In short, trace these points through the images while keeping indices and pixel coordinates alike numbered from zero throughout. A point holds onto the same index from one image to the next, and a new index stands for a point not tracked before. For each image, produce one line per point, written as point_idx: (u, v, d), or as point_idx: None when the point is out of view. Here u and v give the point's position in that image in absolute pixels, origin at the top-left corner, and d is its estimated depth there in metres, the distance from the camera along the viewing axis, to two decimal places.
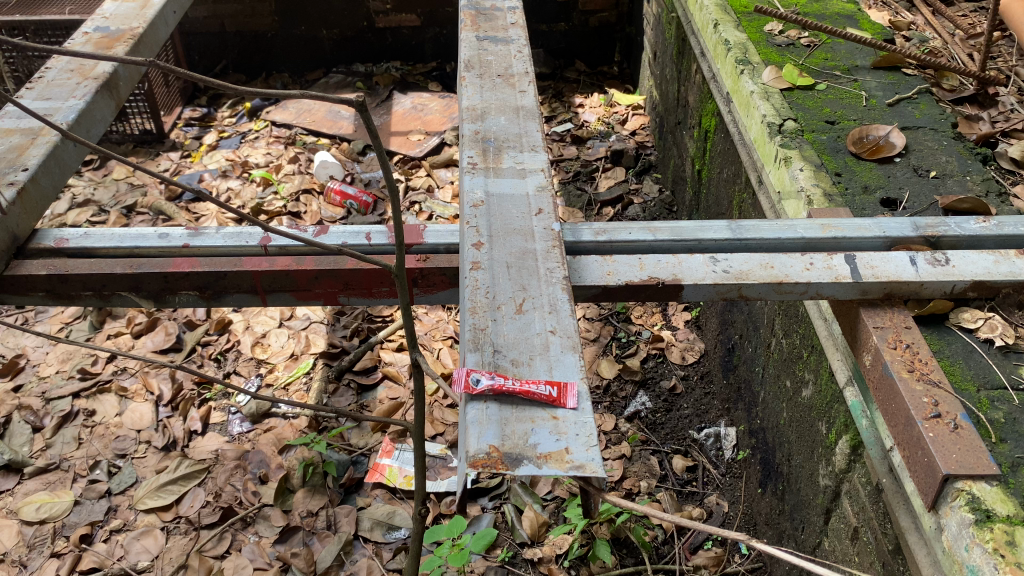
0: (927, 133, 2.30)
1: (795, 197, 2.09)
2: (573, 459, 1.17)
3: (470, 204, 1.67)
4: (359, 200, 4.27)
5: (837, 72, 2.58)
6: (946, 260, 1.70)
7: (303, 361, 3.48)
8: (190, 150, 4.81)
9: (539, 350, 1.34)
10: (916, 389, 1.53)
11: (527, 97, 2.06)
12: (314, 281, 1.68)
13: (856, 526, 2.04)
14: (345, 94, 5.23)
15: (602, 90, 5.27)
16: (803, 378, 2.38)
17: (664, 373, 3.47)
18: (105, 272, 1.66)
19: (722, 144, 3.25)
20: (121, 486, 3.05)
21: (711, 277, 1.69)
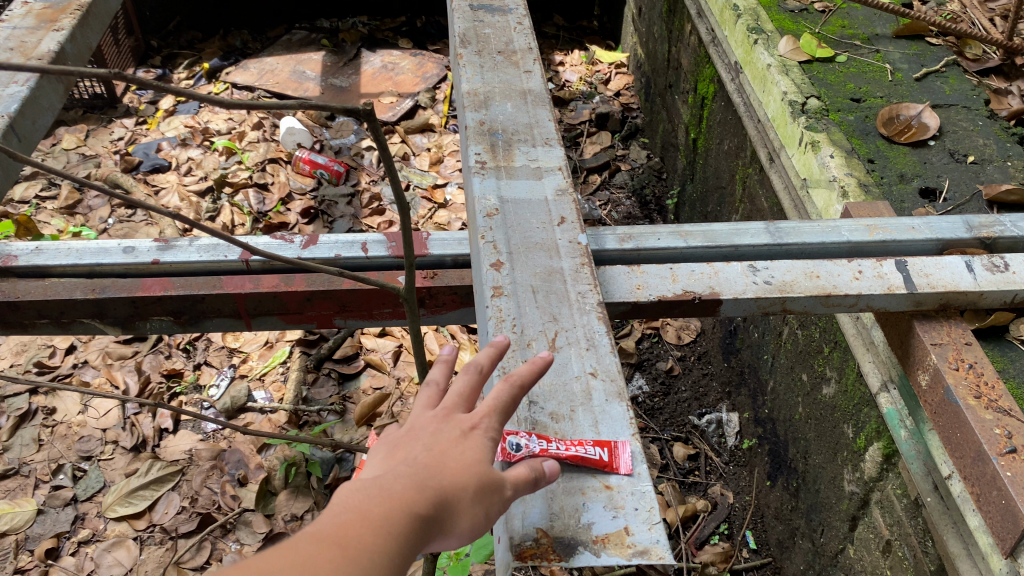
0: (959, 112, 2.14)
1: (825, 186, 1.91)
2: (635, 542, 1.00)
3: (483, 213, 1.46)
4: (330, 169, 4.00)
5: (857, 41, 2.40)
6: (1005, 265, 1.55)
7: (279, 349, 3.27)
8: (146, 116, 4.48)
9: (580, 398, 1.17)
10: (987, 418, 1.38)
11: (533, 79, 1.86)
12: (306, 302, 1.48)
13: (889, 539, 1.93)
14: (309, 52, 4.90)
15: (581, 46, 5.02)
16: (823, 374, 2.24)
17: (661, 354, 3.29)
18: (63, 298, 1.43)
19: (722, 113, 3.06)
20: (88, 492, 2.84)
21: (752, 290, 1.50)
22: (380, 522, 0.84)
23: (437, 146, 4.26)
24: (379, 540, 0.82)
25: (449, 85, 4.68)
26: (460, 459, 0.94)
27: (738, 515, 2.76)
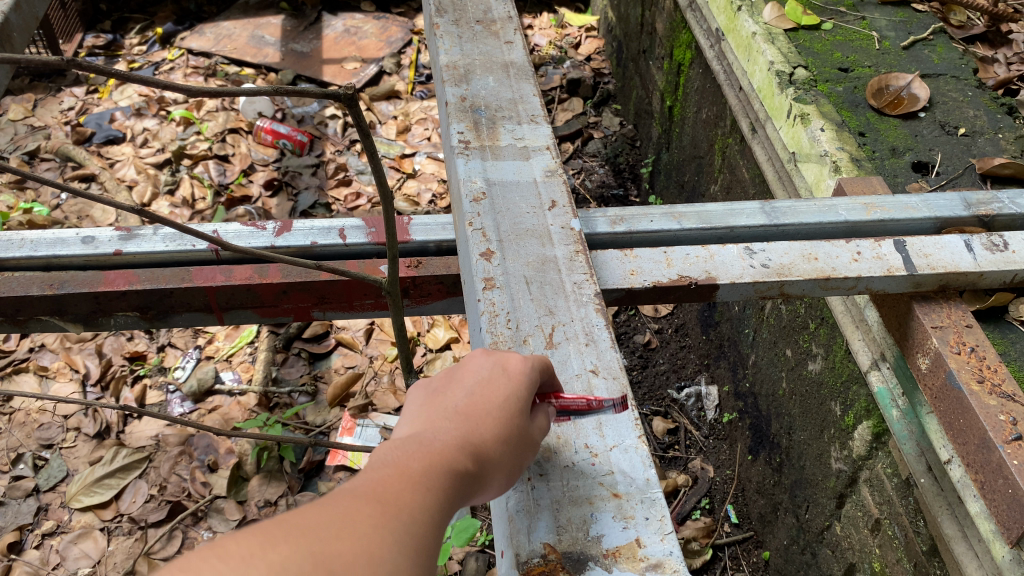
0: (948, 81, 2.10)
1: (816, 161, 1.86)
2: (648, 555, 0.94)
3: (470, 197, 1.38)
4: (293, 139, 3.86)
5: (841, 8, 2.35)
6: (1005, 244, 1.51)
7: (246, 329, 3.16)
8: (97, 84, 4.28)
9: (582, 399, 1.10)
10: (991, 404, 1.34)
11: (514, 50, 1.77)
12: (282, 295, 1.39)
13: (877, 517, 1.91)
14: (268, 15, 4.71)
15: (550, 9, 4.90)
16: (809, 351, 2.21)
17: (638, 327, 3.26)
18: (18, 295, 1.33)
19: (700, 81, 2.98)
20: (51, 482, 2.73)
21: (749, 274, 1.44)
22: (419, 468, 0.84)
23: (404, 114, 4.13)
24: (423, 483, 0.82)
25: (414, 50, 4.53)
26: (497, 404, 0.95)
27: (720, 489, 2.74)
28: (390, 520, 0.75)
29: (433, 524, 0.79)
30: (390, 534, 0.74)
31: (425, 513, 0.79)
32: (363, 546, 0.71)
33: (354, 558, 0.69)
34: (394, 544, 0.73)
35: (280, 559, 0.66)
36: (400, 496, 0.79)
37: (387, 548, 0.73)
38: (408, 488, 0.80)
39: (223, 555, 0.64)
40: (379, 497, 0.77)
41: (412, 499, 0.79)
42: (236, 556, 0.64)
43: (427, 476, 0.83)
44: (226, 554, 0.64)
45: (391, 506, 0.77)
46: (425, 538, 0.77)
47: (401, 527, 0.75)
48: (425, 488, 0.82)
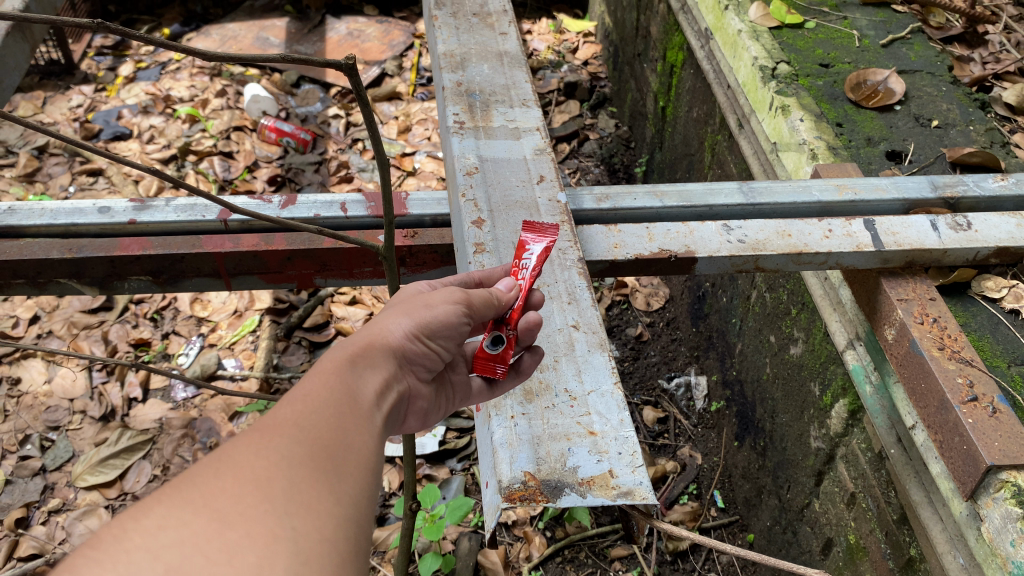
0: (924, 77, 2.21)
1: (795, 149, 1.96)
2: (619, 484, 1.03)
3: (463, 171, 1.47)
4: (296, 137, 3.95)
5: (825, 8, 2.46)
6: (968, 224, 1.59)
7: (248, 319, 3.20)
8: (105, 83, 4.37)
9: (563, 349, 1.19)
10: (949, 368, 1.43)
11: (508, 41, 1.87)
12: (286, 262, 1.49)
13: (853, 491, 2.00)
14: (273, 18, 4.80)
15: (549, 15, 5.01)
16: (791, 336, 2.30)
17: (630, 320, 3.33)
18: (39, 258, 1.43)
19: (691, 81, 3.07)
20: (57, 462, 2.76)
21: (726, 248, 1.53)
22: (311, 385, 0.84)
23: (405, 114, 4.22)
24: (314, 395, 0.82)
25: (416, 53, 4.63)
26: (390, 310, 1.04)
27: (707, 475, 2.80)
28: (277, 440, 0.74)
29: (331, 431, 0.79)
30: (279, 452, 0.73)
31: (317, 421, 0.79)
32: (252, 474, 0.70)
33: (240, 487, 0.68)
34: (285, 459, 0.73)
35: (175, 519, 0.64)
36: (289, 413, 0.78)
37: (276, 467, 0.72)
38: (300, 403, 0.80)
39: (125, 534, 0.62)
40: (268, 424, 0.76)
41: (301, 414, 0.79)
42: (139, 531, 0.62)
43: (319, 387, 0.84)
44: (125, 535, 0.62)
45: (277, 427, 0.76)
46: (323, 445, 0.77)
47: (291, 443, 0.75)
48: (318, 401, 0.82)
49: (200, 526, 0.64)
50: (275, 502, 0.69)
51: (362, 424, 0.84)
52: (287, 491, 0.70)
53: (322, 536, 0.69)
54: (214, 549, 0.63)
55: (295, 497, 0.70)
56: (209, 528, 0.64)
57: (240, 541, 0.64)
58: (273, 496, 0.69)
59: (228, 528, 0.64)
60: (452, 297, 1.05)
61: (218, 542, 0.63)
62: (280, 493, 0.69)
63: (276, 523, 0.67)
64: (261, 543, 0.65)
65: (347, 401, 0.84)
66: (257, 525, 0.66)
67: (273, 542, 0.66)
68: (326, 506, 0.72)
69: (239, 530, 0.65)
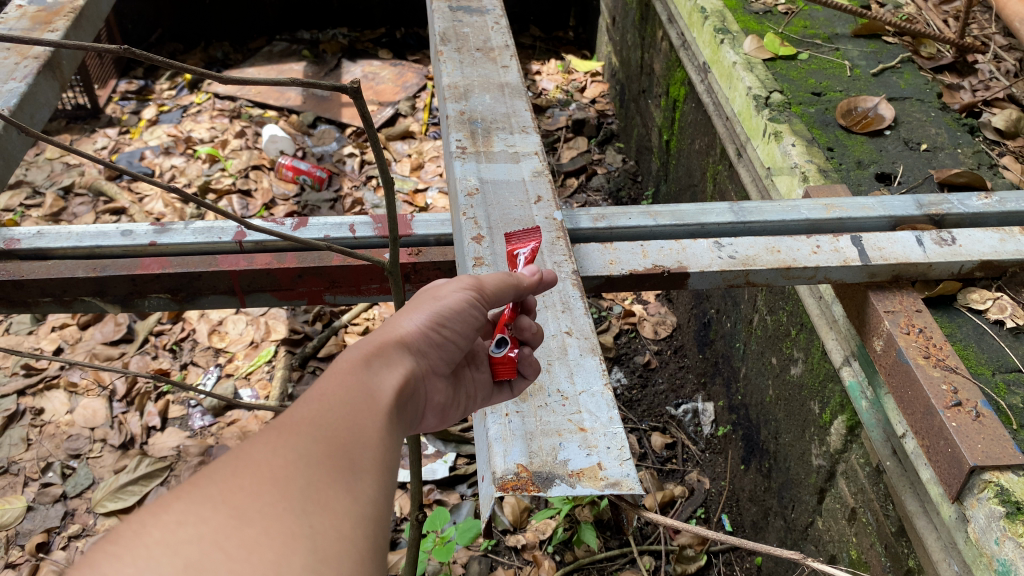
0: (913, 104, 2.31)
1: (788, 173, 2.04)
2: (607, 475, 1.08)
3: (465, 192, 1.56)
4: (313, 175, 4.07)
5: (818, 40, 2.57)
6: (952, 239, 1.65)
7: (264, 349, 3.26)
8: (129, 126, 4.52)
9: (556, 353, 1.26)
10: (934, 375, 1.48)
11: (510, 72, 1.96)
12: (297, 279, 1.58)
13: (854, 506, 2.03)
14: (290, 62, 4.94)
15: (558, 56, 5.16)
16: (791, 356, 2.35)
17: (638, 348, 3.36)
18: (65, 277, 1.52)
19: (693, 114, 3.15)
20: (77, 489, 2.79)
21: (717, 264, 1.59)
22: (327, 385, 0.84)
23: (418, 152, 4.34)
24: (330, 392, 0.83)
25: (428, 94, 4.76)
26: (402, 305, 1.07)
27: (714, 500, 2.81)
28: (295, 440, 0.74)
29: (349, 429, 0.79)
30: (297, 451, 0.73)
31: (336, 420, 0.79)
32: (270, 473, 0.70)
33: (259, 485, 0.68)
34: (303, 458, 0.73)
35: (194, 516, 0.64)
36: (307, 411, 0.78)
37: (294, 466, 0.72)
38: (317, 402, 0.80)
39: (145, 529, 0.62)
40: (286, 423, 0.76)
41: (319, 412, 0.79)
42: (158, 527, 0.62)
43: (337, 384, 0.84)
44: (144, 531, 0.62)
45: (295, 426, 0.76)
46: (341, 443, 0.77)
47: (309, 442, 0.75)
48: (336, 400, 0.82)
49: (218, 523, 0.64)
50: (292, 500, 0.68)
51: (381, 421, 0.84)
52: (305, 489, 0.70)
53: (340, 534, 0.69)
54: (232, 546, 0.63)
55: (312, 495, 0.70)
56: (227, 525, 0.64)
57: (258, 538, 0.64)
58: (290, 494, 0.69)
59: (245, 526, 0.64)
60: (460, 287, 1.09)
61: (237, 539, 0.63)
62: (298, 491, 0.69)
63: (294, 522, 0.67)
64: (279, 541, 0.65)
65: (365, 398, 0.85)
66: (275, 523, 0.66)
67: (291, 540, 0.65)
68: (344, 504, 0.72)
69: (257, 527, 0.65)
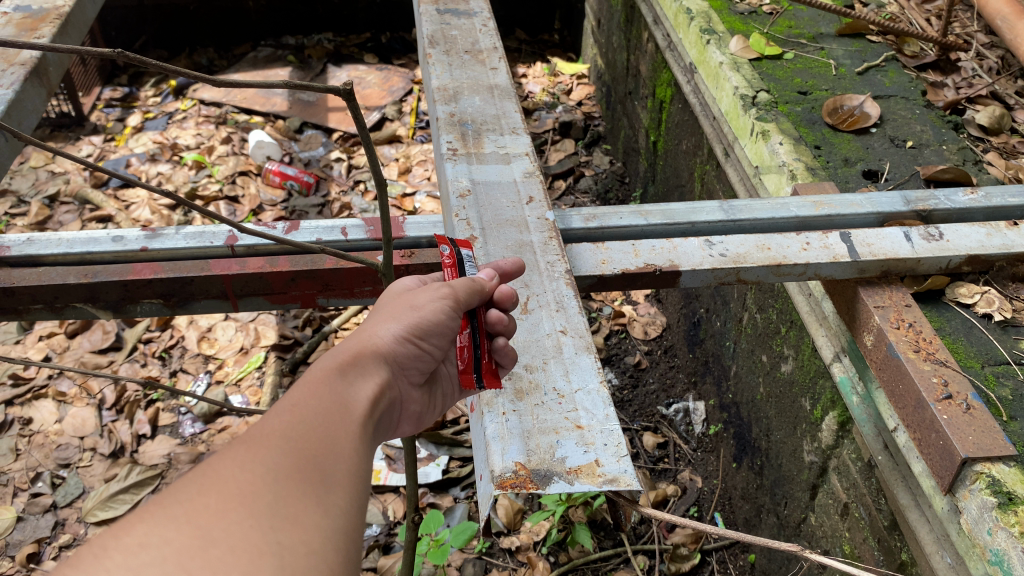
0: (898, 102, 2.33)
1: (776, 171, 2.07)
2: (605, 472, 1.09)
3: (456, 193, 1.56)
4: (300, 180, 4.05)
5: (803, 40, 2.60)
6: (940, 234, 1.66)
7: (254, 355, 3.25)
8: (114, 133, 4.49)
9: (552, 352, 1.27)
10: (925, 369, 1.49)
11: (499, 74, 1.97)
12: (290, 283, 1.58)
13: (846, 502, 2.04)
14: (276, 68, 4.92)
15: (543, 59, 5.18)
16: (782, 353, 2.37)
17: (628, 349, 3.37)
18: (57, 283, 1.51)
19: (679, 115, 3.16)
20: (68, 498, 2.76)
21: (708, 262, 1.60)
22: (297, 393, 0.84)
23: (405, 156, 4.33)
24: (303, 404, 0.82)
25: (415, 98, 4.75)
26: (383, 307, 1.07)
27: (707, 498, 2.82)
28: (264, 452, 0.73)
29: (319, 440, 0.78)
30: (265, 465, 0.72)
31: (307, 430, 0.79)
32: (236, 489, 0.69)
33: (224, 503, 0.67)
34: (271, 472, 0.72)
35: (157, 537, 0.63)
36: (277, 423, 0.77)
37: (262, 480, 0.71)
38: (289, 412, 0.79)
39: (105, 553, 0.61)
40: (255, 436, 0.75)
41: (289, 424, 0.78)
42: (120, 550, 0.61)
43: (311, 393, 0.84)
44: (105, 554, 0.61)
45: (264, 438, 0.75)
46: (312, 454, 0.76)
47: (278, 455, 0.74)
48: (307, 409, 0.81)
49: (183, 543, 0.63)
50: (259, 516, 0.67)
51: (355, 429, 0.84)
52: (273, 504, 0.69)
53: (310, 550, 0.68)
54: (196, 566, 0.62)
55: (281, 510, 0.69)
56: (191, 545, 0.63)
57: (223, 558, 0.63)
58: (258, 510, 0.68)
59: (211, 545, 0.63)
60: (438, 295, 1.09)
61: (201, 560, 0.62)
62: (265, 507, 0.68)
63: (261, 539, 0.66)
64: (244, 558, 0.64)
65: (338, 407, 0.84)
66: (241, 540, 0.65)
67: (257, 557, 0.64)
68: (314, 518, 0.71)
69: (222, 546, 0.64)
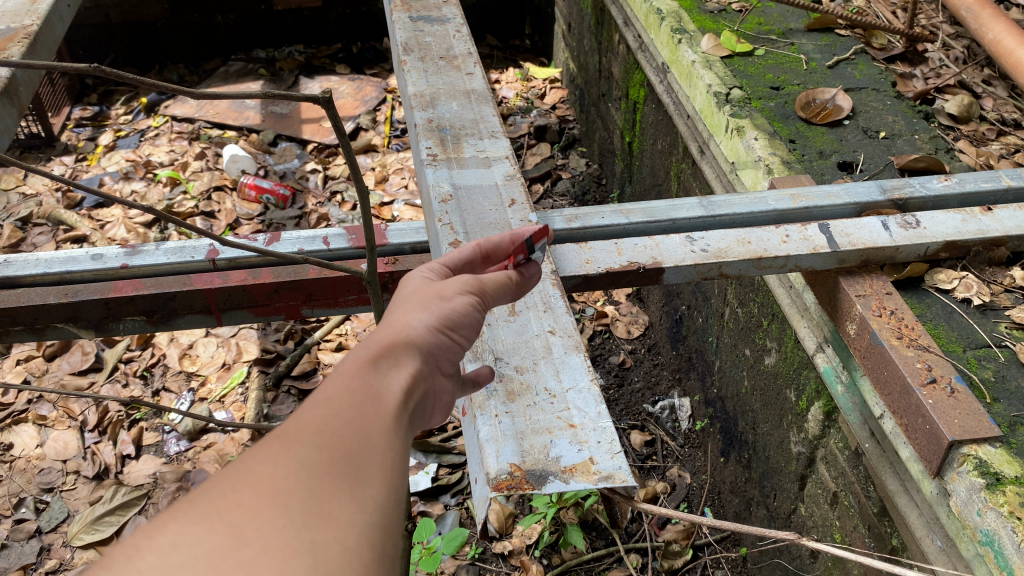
0: (869, 94, 2.36)
1: (752, 167, 2.09)
2: (600, 469, 1.09)
3: (438, 199, 1.56)
4: (276, 193, 4.03)
5: (772, 36, 2.63)
6: (917, 222, 1.69)
7: (236, 371, 3.22)
8: (85, 153, 4.44)
9: (541, 352, 1.27)
10: (909, 355, 1.51)
11: (475, 79, 1.97)
12: (274, 294, 1.58)
13: (835, 491, 2.06)
14: (247, 81, 4.89)
15: (515, 64, 5.20)
16: (765, 347, 2.39)
17: (612, 348, 3.38)
18: (37, 304, 1.49)
19: (653, 115, 3.17)
20: (53, 523, 2.71)
21: (691, 258, 1.61)
22: (331, 389, 0.83)
23: (381, 165, 4.32)
24: (335, 399, 0.81)
25: (389, 107, 4.75)
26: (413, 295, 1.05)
27: (696, 493, 2.83)
28: (297, 448, 0.73)
29: (353, 434, 0.78)
30: (298, 460, 0.72)
31: (340, 427, 0.78)
32: (270, 486, 0.69)
33: (257, 501, 0.67)
34: (304, 469, 0.72)
35: (189, 537, 0.63)
36: (310, 420, 0.77)
37: (295, 478, 0.70)
38: (323, 407, 0.79)
39: (138, 554, 0.61)
40: (288, 432, 0.75)
41: (323, 420, 0.77)
42: (152, 552, 0.61)
43: (344, 390, 0.83)
44: (138, 555, 0.61)
45: (297, 435, 0.75)
46: (346, 450, 0.76)
47: (311, 450, 0.74)
48: (341, 405, 0.81)
49: (215, 543, 0.63)
50: (292, 514, 0.67)
51: (389, 423, 0.82)
52: (306, 501, 0.69)
53: (343, 547, 0.68)
54: (228, 567, 0.61)
55: (313, 508, 0.69)
56: (224, 545, 0.63)
57: (256, 558, 0.63)
58: (291, 509, 0.68)
59: (243, 545, 0.63)
60: (465, 285, 1.06)
61: (233, 559, 0.62)
62: (298, 504, 0.68)
63: (294, 537, 0.66)
64: (277, 558, 0.64)
65: (371, 400, 0.83)
66: (274, 539, 0.65)
67: (290, 556, 0.64)
68: (348, 512, 0.70)
69: (254, 546, 0.64)
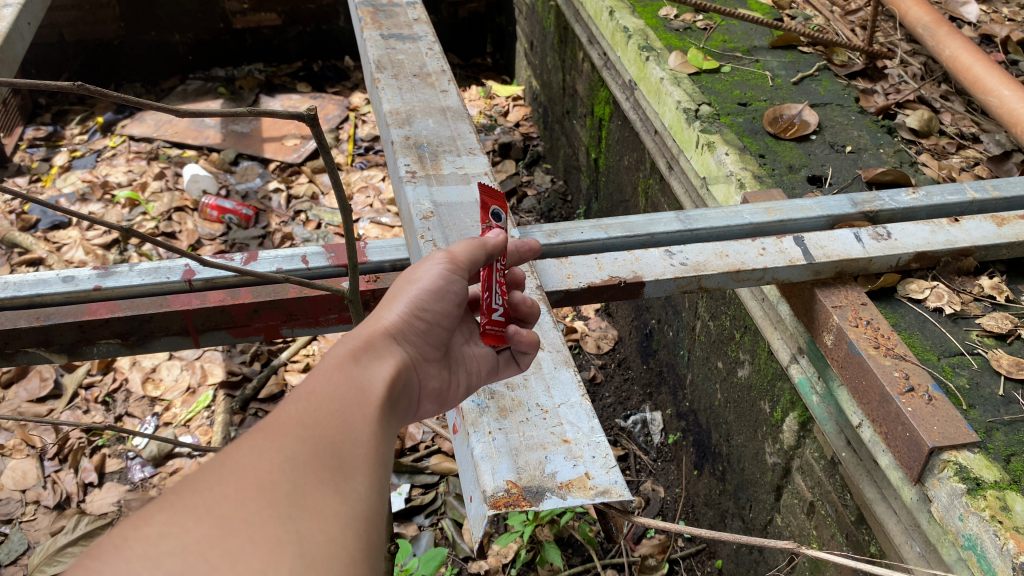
0: (834, 109, 2.42)
1: (724, 181, 2.12)
2: (596, 484, 1.09)
3: (420, 216, 1.55)
4: (238, 213, 3.97)
5: (738, 54, 2.68)
6: (888, 233, 1.72)
7: (202, 394, 3.15)
8: (39, 174, 4.34)
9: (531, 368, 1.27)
10: (886, 364, 1.54)
11: (450, 96, 1.98)
12: (253, 314, 1.55)
13: (811, 500, 2.08)
14: (207, 100, 4.83)
15: (478, 82, 5.24)
16: (737, 359, 2.41)
17: (583, 364, 3.40)
18: (7, 328, 1.46)
19: (619, 132, 3.21)
20: (12, 555, 2.60)
21: (671, 271, 1.62)
22: (314, 381, 0.83)
23: (345, 183, 4.29)
24: (319, 390, 0.81)
25: (352, 125, 4.73)
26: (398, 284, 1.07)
27: (671, 507, 2.83)
28: (281, 441, 0.72)
29: (335, 426, 0.77)
30: (283, 453, 0.71)
31: (322, 418, 0.77)
32: (255, 479, 0.68)
33: (243, 492, 0.66)
34: (289, 461, 0.71)
35: (177, 527, 0.61)
36: (292, 411, 0.77)
37: (279, 469, 0.70)
38: (305, 399, 0.79)
39: (125, 543, 0.59)
40: (272, 424, 0.75)
41: (305, 411, 0.77)
42: (140, 540, 0.60)
43: (325, 379, 0.83)
44: (125, 544, 0.59)
45: (280, 427, 0.74)
46: (329, 442, 0.75)
47: (294, 443, 0.73)
48: (324, 395, 0.81)
49: (203, 533, 0.61)
50: (278, 505, 0.66)
51: (372, 413, 0.82)
52: (292, 494, 0.68)
53: (330, 537, 0.67)
54: (217, 556, 0.60)
55: (299, 499, 0.68)
56: (212, 535, 0.62)
57: (244, 547, 0.62)
58: (276, 499, 0.67)
59: (231, 535, 0.62)
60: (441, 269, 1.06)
61: (222, 549, 0.61)
62: (284, 496, 0.67)
63: (281, 528, 0.65)
64: (265, 548, 0.63)
65: (353, 392, 0.83)
66: (260, 530, 0.64)
67: (277, 547, 0.63)
68: (334, 505, 0.70)
69: (242, 536, 0.63)
